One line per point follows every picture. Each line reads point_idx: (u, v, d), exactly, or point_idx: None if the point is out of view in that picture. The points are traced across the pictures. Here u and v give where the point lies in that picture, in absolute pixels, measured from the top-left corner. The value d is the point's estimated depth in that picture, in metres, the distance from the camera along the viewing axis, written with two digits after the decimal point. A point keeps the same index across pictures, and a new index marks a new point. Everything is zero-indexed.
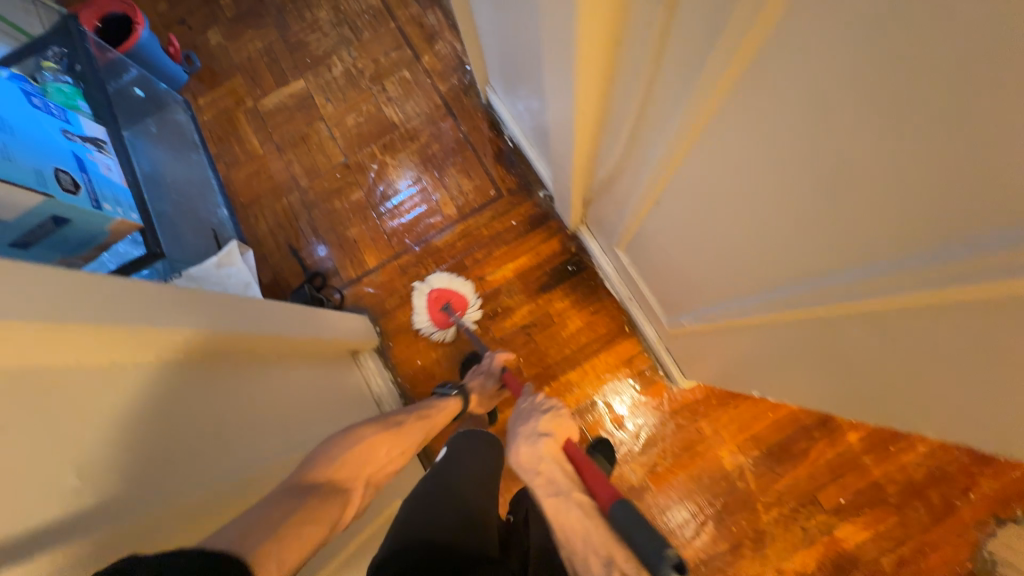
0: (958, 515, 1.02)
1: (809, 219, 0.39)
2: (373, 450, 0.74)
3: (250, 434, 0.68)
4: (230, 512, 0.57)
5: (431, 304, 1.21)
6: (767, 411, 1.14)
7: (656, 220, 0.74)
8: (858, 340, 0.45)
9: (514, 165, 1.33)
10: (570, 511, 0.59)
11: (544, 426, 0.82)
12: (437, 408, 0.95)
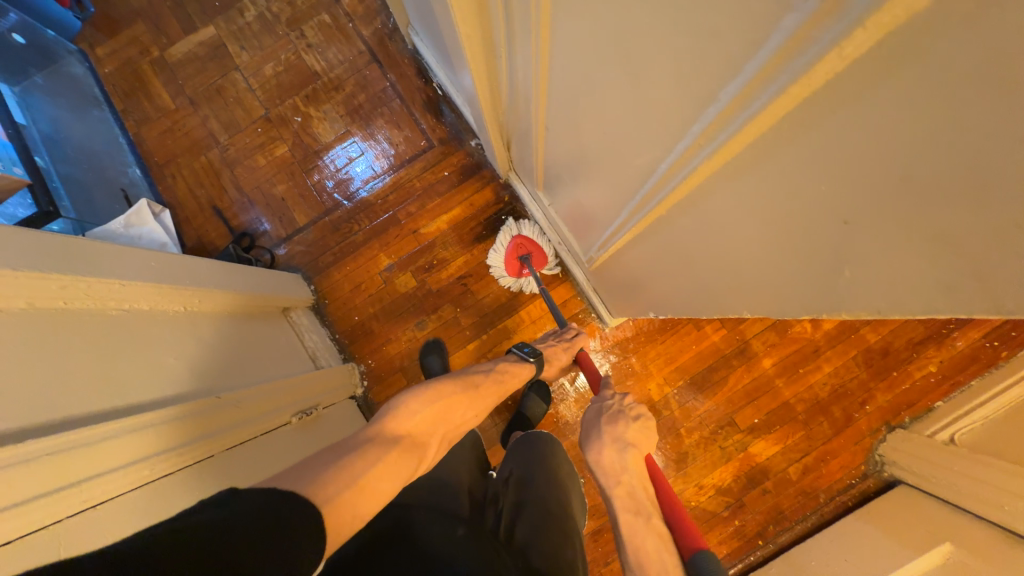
0: (855, 425, 1.12)
1: (642, 108, 0.36)
2: (449, 411, 0.72)
3: (167, 379, 0.69)
4: (149, 450, 0.58)
5: (512, 249, 1.16)
6: (692, 343, 1.17)
7: (552, 150, 0.70)
8: (701, 240, 0.44)
9: (445, 115, 1.28)
10: (647, 536, 0.61)
11: (631, 435, 0.74)
12: (512, 372, 0.90)
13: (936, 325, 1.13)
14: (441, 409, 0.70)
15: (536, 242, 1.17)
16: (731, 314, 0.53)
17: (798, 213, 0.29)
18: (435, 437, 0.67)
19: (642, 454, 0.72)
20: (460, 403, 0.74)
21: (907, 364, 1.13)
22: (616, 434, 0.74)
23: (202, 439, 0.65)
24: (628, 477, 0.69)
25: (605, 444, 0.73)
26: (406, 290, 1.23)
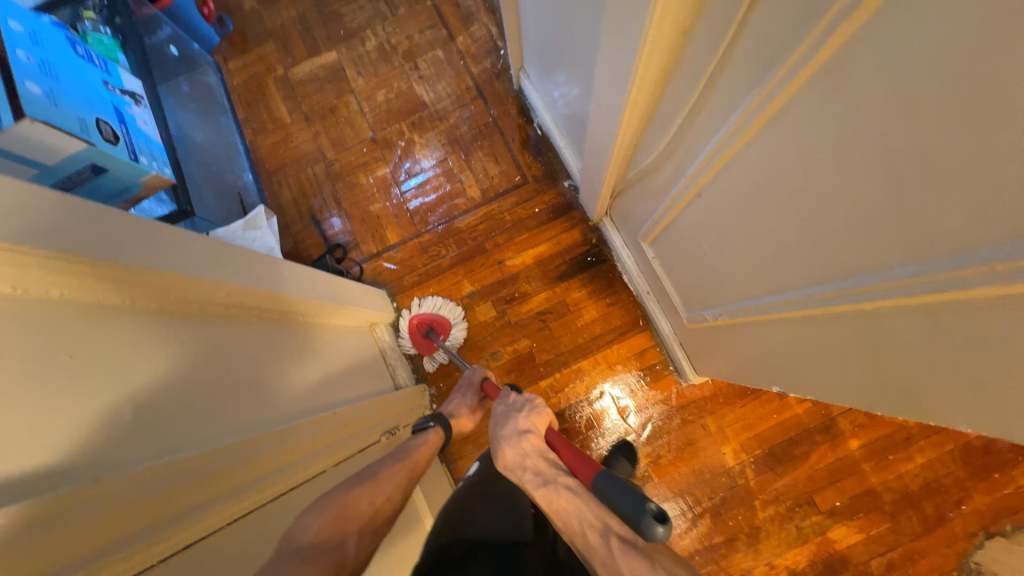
0: (949, 526, 1.04)
1: (889, 218, 0.36)
2: (351, 499, 0.60)
3: (269, 395, 0.70)
4: (267, 467, 0.59)
5: (414, 331, 1.22)
6: (773, 412, 1.13)
7: (689, 217, 0.71)
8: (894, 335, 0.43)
9: (540, 153, 1.32)
10: (559, 494, 0.56)
11: (523, 423, 0.70)
12: (416, 445, 0.79)
13: None
14: (342, 503, 0.58)
15: (434, 311, 1.22)
16: None
17: None
18: (351, 533, 0.56)
19: (537, 434, 0.68)
20: (362, 492, 0.62)
21: (1012, 467, 1.05)
22: (510, 429, 0.69)
23: (315, 456, 0.68)
24: (533, 457, 0.63)
25: (504, 443, 0.67)
26: (484, 318, 1.24)
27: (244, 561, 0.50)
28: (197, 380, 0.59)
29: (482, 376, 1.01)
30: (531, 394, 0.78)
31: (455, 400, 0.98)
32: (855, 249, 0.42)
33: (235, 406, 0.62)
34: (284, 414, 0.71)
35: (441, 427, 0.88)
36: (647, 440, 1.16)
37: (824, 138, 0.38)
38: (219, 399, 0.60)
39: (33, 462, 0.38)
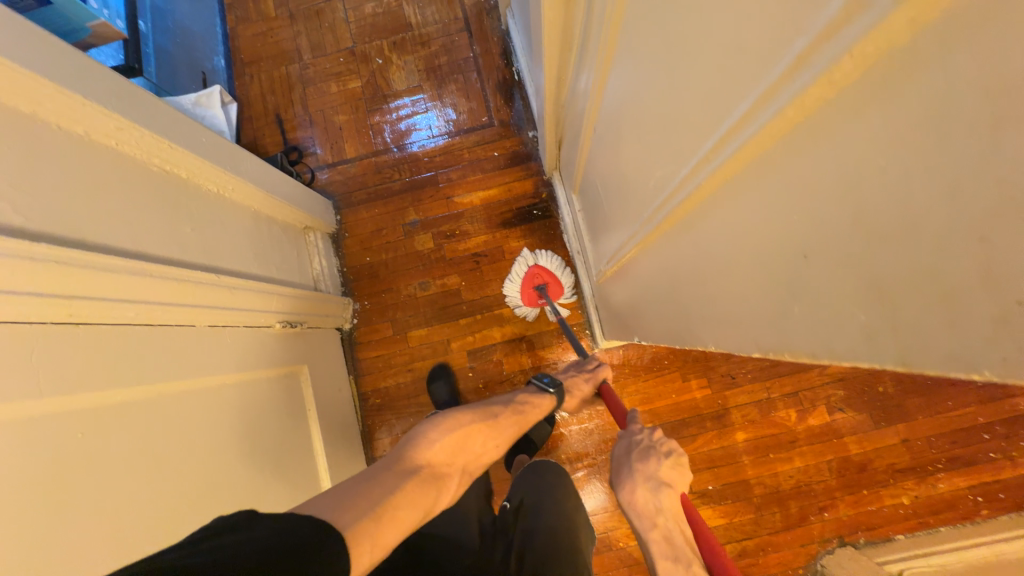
0: (807, 527, 1.08)
1: (669, 123, 0.37)
2: (468, 441, 0.71)
3: (167, 239, 0.70)
4: (124, 295, 0.59)
5: (528, 280, 1.19)
6: (673, 392, 1.16)
7: (595, 154, 0.71)
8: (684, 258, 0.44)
9: (512, 99, 1.31)
10: None
11: (666, 474, 0.71)
12: (533, 404, 0.88)
13: (924, 460, 1.09)
14: (461, 442, 0.70)
15: (555, 274, 1.19)
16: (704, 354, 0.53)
17: (766, 247, 0.29)
18: (458, 465, 0.68)
19: (674, 493, 0.69)
20: (478, 436, 0.73)
21: (881, 487, 1.09)
22: (649, 474, 0.71)
23: (194, 307, 0.71)
24: (665, 521, 0.66)
25: (637, 483, 0.70)
26: (421, 248, 1.26)
27: (66, 367, 0.51)
28: (105, 200, 0.61)
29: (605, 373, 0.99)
30: (676, 441, 0.77)
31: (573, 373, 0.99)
32: (657, 168, 0.43)
33: (138, 236, 0.65)
34: (179, 256, 0.72)
35: (556, 398, 0.91)
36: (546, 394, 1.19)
37: (643, 27, 0.37)
38: (100, 221, 0.60)
39: None
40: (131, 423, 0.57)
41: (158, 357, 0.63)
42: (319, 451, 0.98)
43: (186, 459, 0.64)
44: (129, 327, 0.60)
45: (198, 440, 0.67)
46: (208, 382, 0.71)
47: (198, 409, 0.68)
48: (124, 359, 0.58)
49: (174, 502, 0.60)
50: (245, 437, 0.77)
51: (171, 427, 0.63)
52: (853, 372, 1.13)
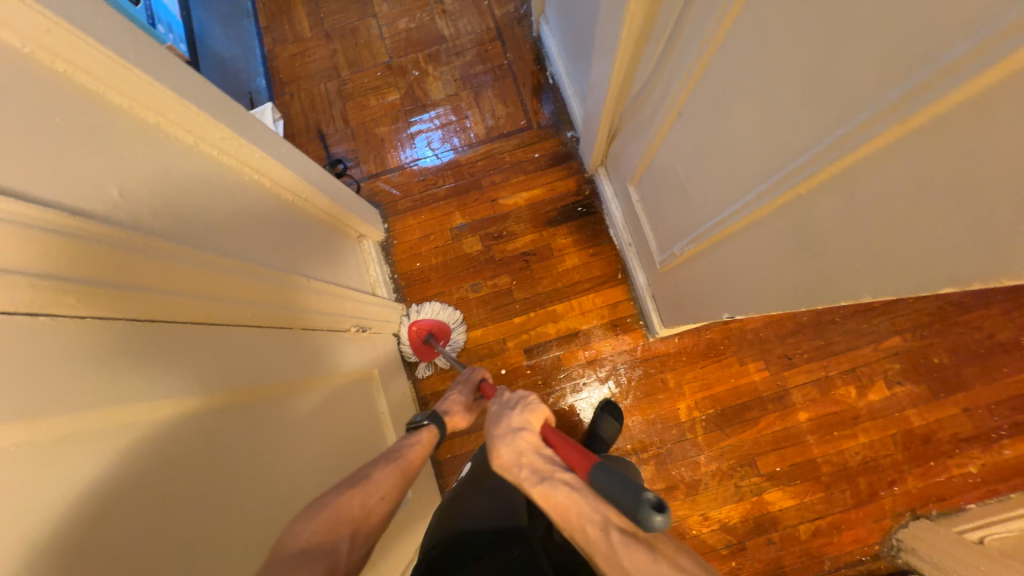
0: (879, 502, 1.09)
1: (810, 95, 0.40)
2: (345, 499, 0.60)
3: (258, 246, 0.73)
4: (231, 300, 0.62)
5: (414, 335, 1.21)
6: (731, 376, 1.17)
7: (668, 143, 0.74)
8: (809, 225, 0.47)
9: (549, 101, 1.35)
10: (556, 492, 0.57)
11: (517, 420, 0.70)
12: (408, 446, 0.78)
13: (986, 428, 1.10)
14: (333, 506, 0.58)
15: (433, 318, 1.21)
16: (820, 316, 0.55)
17: (931, 200, 0.32)
18: (344, 534, 0.57)
19: (533, 431, 0.68)
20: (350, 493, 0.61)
21: (947, 457, 1.10)
22: (503, 429, 0.69)
23: (279, 311, 0.73)
24: (530, 455, 0.64)
25: (499, 442, 0.67)
26: (469, 251, 1.28)
27: (204, 368, 0.54)
28: (200, 206, 0.61)
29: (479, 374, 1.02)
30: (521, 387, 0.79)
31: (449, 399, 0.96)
32: (780, 141, 0.46)
33: (225, 239, 0.65)
34: (267, 262, 0.74)
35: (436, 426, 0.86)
36: (605, 388, 1.19)
37: (777, 12, 0.41)
38: (217, 230, 0.63)
39: (47, 194, 0.41)
40: (230, 436, 0.55)
41: (242, 365, 0.61)
42: None
43: (280, 468, 0.62)
44: (217, 331, 0.58)
45: (286, 449, 0.65)
46: (286, 387, 0.70)
47: (281, 417, 0.66)
48: (240, 361, 0.61)
49: (274, 518, 0.58)
50: (324, 445, 0.75)
51: (262, 437, 0.60)
52: (908, 346, 1.15)
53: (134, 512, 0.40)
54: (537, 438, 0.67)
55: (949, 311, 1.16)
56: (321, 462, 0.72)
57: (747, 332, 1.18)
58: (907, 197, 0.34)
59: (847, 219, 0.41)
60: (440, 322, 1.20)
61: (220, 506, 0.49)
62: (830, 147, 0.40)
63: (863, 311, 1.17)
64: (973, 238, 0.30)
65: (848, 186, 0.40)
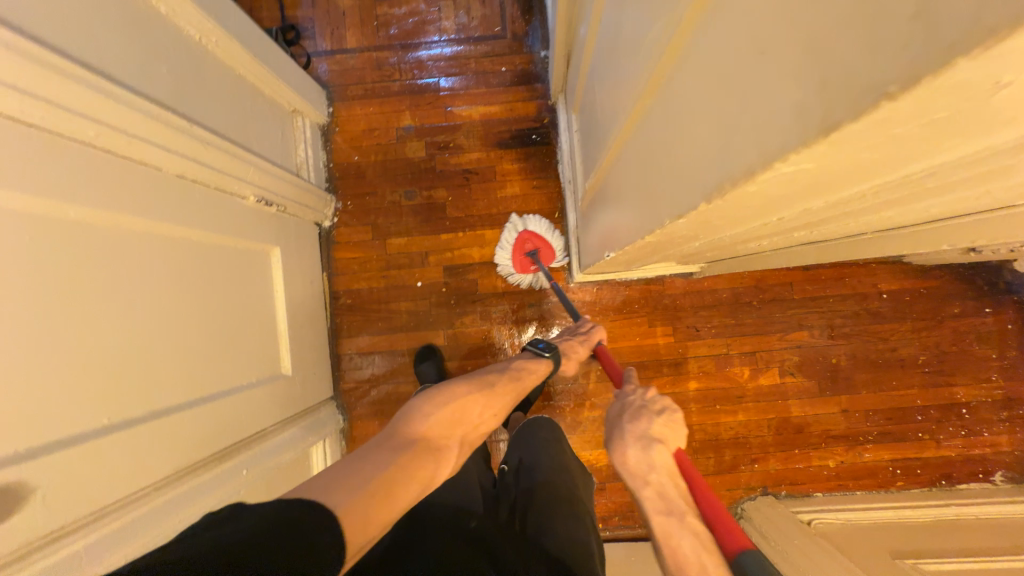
0: (737, 474, 1.16)
1: None
2: (464, 410, 0.69)
3: (138, 67, 0.66)
4: (83, 112, 0.57)
5: (519, 245, 1.16)
6: (637, 335, 1.19)
7: (596, 55, 0.67)
8: (648, 141, 0.43)
9: (530, 12, 1.23)
10: (683, 538, 0.57)
11: (655, 431, 0.70)
12: (528, 371, 0.85)
13: (857, 431, 1.16)
14: (456, 414, 0.67)
15: (546, 237, 1.17)
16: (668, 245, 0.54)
17: (704, 97, 0.29)
18: (455, 439, 0.65)
19: (667, 448, 0.68)
20: (475, 403, 0.71)
21: (812, 448, 1.16)
22: (637, 431, 0.70)
23: (160, 147, 0.68)
24: (659, 476, 0.65)
25: (626, 442, 0.69)
26: (412, 156, 1.22)
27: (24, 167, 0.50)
28: None
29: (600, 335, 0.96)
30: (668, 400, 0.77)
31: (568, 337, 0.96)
32: (639, 37, 0.41)
33: (69, 38, 0.56)
34: (150, 90, 0.68)
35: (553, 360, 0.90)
36: (516, 322, 1.20)
37: None
38: (73, 29, 0.56)
39: None
40: (19, 249, 0.49)
41: (65, 181, 0.55)
42: (283, 334, 0.99)
43: (103, 302, 0.58)
44: (34, 136, 0.52)
45: (121, 287, 0.61)
46: (136, 226, 0.65)
47: (119, 254, 0.61)
48: (86, 178, 0.57)
49: (85, 348, 0.55)
50: (183, 299, 0.72)
51: (82, 264, 0.56)
52: (811, 342, 1.17)
53: None
54: (669, 457, 0.67)
55: (863, 319, 1.17)
56: (178, 311, 0.71)
57: (665, 297, 1.19)
58: (695, 96, 0.30)
59: (663, 131, 0.38)
60: (548, 243, 1.15)
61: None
62: (663, 40, 0.34)
63: (781, 301, 1.18)
64: (720, 139, 0.27)
65: (670, 92, 0.35)
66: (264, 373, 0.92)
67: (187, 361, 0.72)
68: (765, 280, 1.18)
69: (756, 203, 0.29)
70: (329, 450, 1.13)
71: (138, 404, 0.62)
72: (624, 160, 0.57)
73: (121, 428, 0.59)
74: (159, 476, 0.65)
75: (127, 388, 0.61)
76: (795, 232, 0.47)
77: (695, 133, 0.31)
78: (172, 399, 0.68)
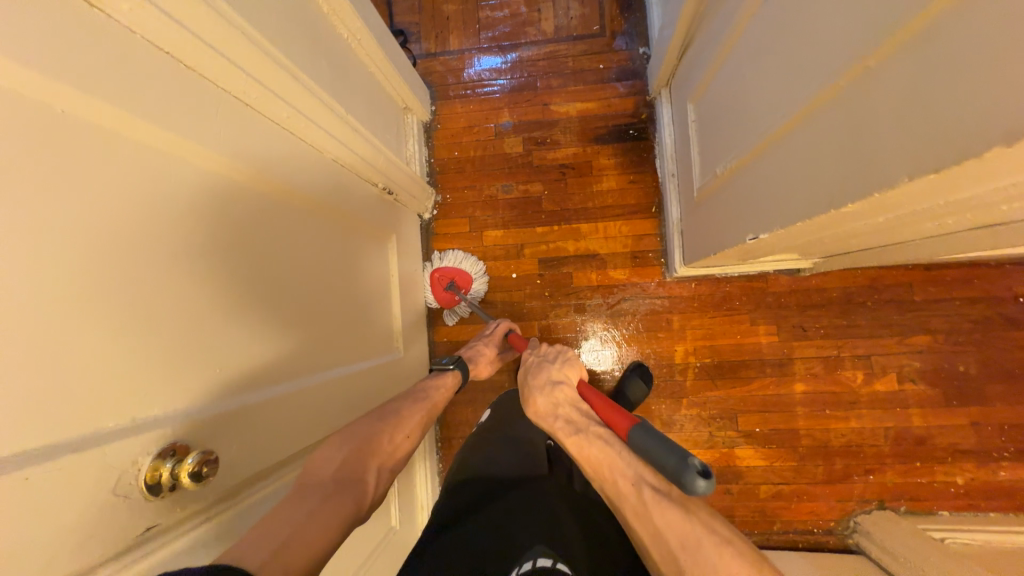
0: (850, 484, 1.09)
1: None
2: (378, 436, 0.69)
3: (310, 60, 0.73)
4: (274, 94, 0.63)
5: (435, 283, 1.21)
6: (738, 333, 1.15)
7: (744, 37, 0.67)
8: (859, 107, 0.43)
9: (629, 10, 1.24)
10: (590, 445, 0.60)
11: (555, 375, 0.76)
12: (438, 391, 0.86)
13: (991, 446, 1.05)
14: (362, 444, 0.66)
15: (457, 267, 1.21)
16: (850, 220, 0.52)
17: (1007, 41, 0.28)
18: (371, 469, 0.64)
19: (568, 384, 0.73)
20: (382, 431, 0.70)
21: (937, 463, 1.07)
22: (542, 381, 0.75)
23: (321, 132, 0.74)
24: (565, 407, 0.69)
25: (535, 391, 0.73)
26: (509, 151, 1.25)
27: (232, 139, 0.56)
28: None
29: (502, 329, 1.03)
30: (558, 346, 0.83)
31: (473, 346, 1.01)
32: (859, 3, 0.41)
33: (269, 26, 0.61)
34: (318, 81, 0.75)
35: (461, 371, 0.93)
36: (609, 315, 1.20)
37: None
38: (273, 22, 0.62)
39: None
40: (224, 211, 0.55)
41: (258, 158, 0.60)
42: (395, 316, 1.04)
43: (271, 268, 0.63)
44: (242, 115, 0.58)
45: (281, 255, 0.66)
46: (294, 202, 0.70)
47: (284, 228, 0.67)
48: (267, 155, 0.63)
49: (258, 307, 0.60)
50: (324, 275, 0.77)
51: (257, 231, 0.61)
52: (935, 347, 1.09)
53: (132, 229, 0.42)
54: (571, 393, 0.72)
55: (997, 325, 1.07)
56: (319, 284, 0.76)
57: (769, 294, 1.15)
58: (982, 45, 0.30)
59: (902, 92, 0.37)
60: (459, 270, 1.19)
61: (205, 267, 0.51)
62: None
63: (899, 302, 1.10)
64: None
65: (926, 49, 0.34)
66: (378, 352, 0.96)
67: (323, 332, 0.76)
68: (881, 279, 1.11)
69: None
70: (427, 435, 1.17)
71: (295, 367, 0.67)
72: (787, 136, 0.57)
73: (283, 386, 0.63)
74: (315, 437, 0.69)
75: (286, 349, 0.65)
76: (1010, 202, 0.44)
77: (984, 81, 0.30)
78: (315, 367, 0.72)
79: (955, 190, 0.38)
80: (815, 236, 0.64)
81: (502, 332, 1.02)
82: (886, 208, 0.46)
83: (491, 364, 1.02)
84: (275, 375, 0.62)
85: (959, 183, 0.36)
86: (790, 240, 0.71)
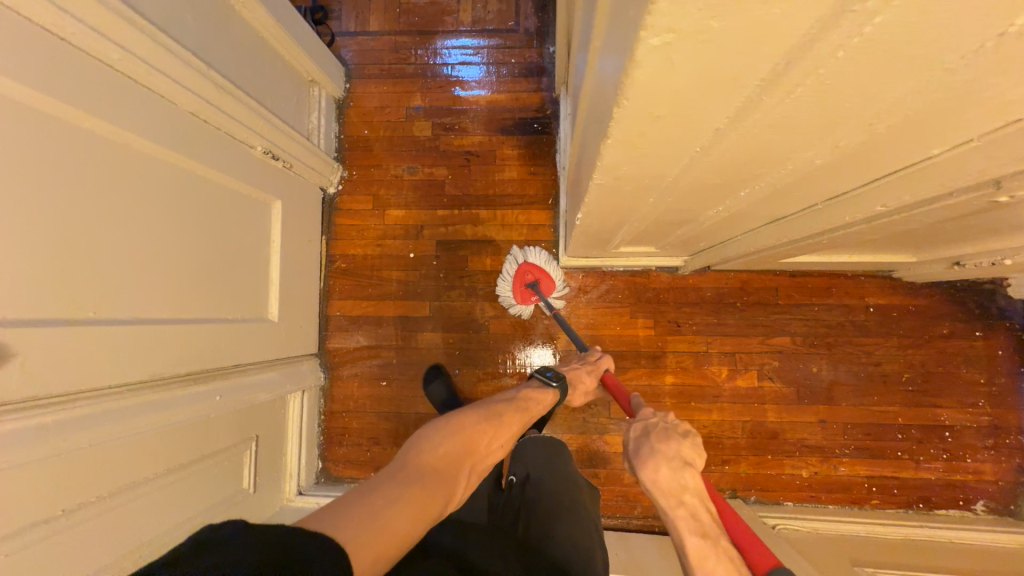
0: (706, 473, 1.15)
1: None
2: (476, 436, 0.69)
3: (170, 12, 0.74)
4: (114, 39, 0.65)
5: (518, 277, 1.18)
6: (618, 324, 1.20)
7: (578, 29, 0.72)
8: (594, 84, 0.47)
9: (543, 11, 1.30)
10: (718, 564, 0.56)
11: (687, 452, 0.68)
12: (535, 402, 0.85)
13: (833, 442, 1.14)
14: (464, 443, 0.66)
15: (543, 269, 1.18)
16: (616, 196, 0.57)
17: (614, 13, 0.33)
18: (466, 467, 0.64)
19: (697, 472, 0.66)
20: (483, 433, 0.70)
21: (785, 456, 1.14)
22: (670, 453, 0.68)
23: (179, 84, 0.76)
24: (691, 500, 0.63)
25: (659, 460, 0.67)
26: (418, 134, 1.28)
27: (52, 74, 0.57)
28: None
29: (603, 361, 0.97)
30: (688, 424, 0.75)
31: (577, 367, 0.97)
32: None
33: None
34: (181, 35, 0.76)
35: (560, 390, 0.89)
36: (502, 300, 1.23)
37: None
38: None
39: None
40: (38, 140, 0.56)
41: (91, 97, 0.62)
42: (274, 282, 1.05)
43: (102, 207, 0.64)
44: (71, 54, 0.60)
45: (115, 198, 0.66)
46: (146, 149, 0.71)
47: (128, 172, 0.68)
48: (104, 95, 0.64)
49: (70, 242, 0.60)
50: (181, 226, 0.78)
51: (79, 167, 0.61)
52: (792, 348, 1.17)
53: None
54: (698, 479, 0.66)
55: (847, 331, 1.16)
56: (172, 233, 0.76)
57: (649, 290, 1.20)
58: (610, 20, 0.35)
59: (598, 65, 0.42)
60: (547, 274, 1.16)
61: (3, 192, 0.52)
62: None
63: (764, 304, 1.18)
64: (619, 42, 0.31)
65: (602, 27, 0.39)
66: (249, 314, 0.97)
67: (172, 281, 0.76)
68: (750, 282, 1.19)
69: (659, 112, 0.33)
70: (306, 404, 1.17)
71: (123, 308, 0.68)
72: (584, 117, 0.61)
73: (95, 323, 0.63)
74: (133, 378, 0.70)
75: (109, 288, 0.65)
76: (728, 183, 0.50)
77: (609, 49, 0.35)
78: (153, 311, 0.73)
79: (642, 156, 0.43)
80: (619, 216, 0.69)
81: (604, 362, 0.97)
82: (625, 183, 0.51)
83: (585, 394, 0.96)
84: (85, 312, 0.62)
85: (636, 149, 0.41)
86: (612, 224, 0.76)
